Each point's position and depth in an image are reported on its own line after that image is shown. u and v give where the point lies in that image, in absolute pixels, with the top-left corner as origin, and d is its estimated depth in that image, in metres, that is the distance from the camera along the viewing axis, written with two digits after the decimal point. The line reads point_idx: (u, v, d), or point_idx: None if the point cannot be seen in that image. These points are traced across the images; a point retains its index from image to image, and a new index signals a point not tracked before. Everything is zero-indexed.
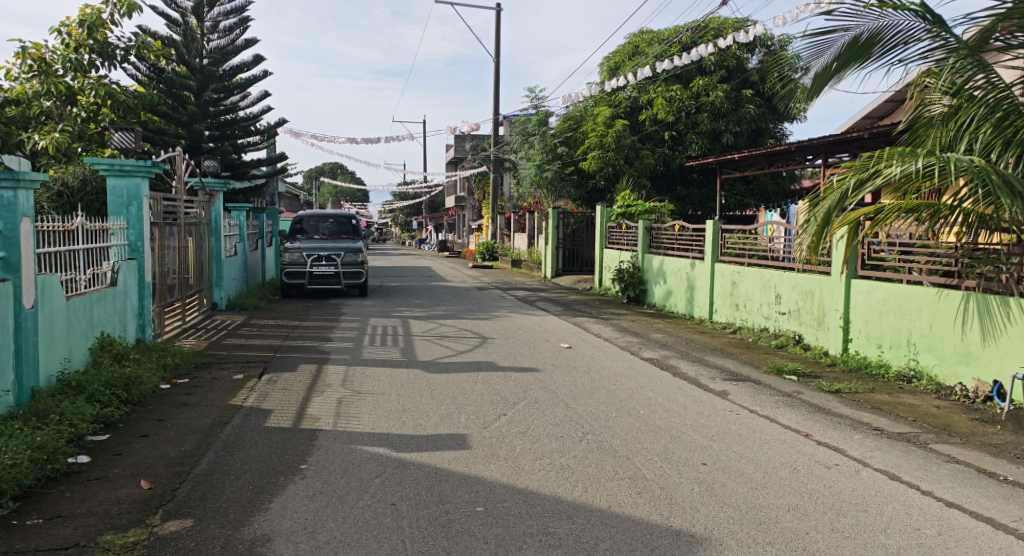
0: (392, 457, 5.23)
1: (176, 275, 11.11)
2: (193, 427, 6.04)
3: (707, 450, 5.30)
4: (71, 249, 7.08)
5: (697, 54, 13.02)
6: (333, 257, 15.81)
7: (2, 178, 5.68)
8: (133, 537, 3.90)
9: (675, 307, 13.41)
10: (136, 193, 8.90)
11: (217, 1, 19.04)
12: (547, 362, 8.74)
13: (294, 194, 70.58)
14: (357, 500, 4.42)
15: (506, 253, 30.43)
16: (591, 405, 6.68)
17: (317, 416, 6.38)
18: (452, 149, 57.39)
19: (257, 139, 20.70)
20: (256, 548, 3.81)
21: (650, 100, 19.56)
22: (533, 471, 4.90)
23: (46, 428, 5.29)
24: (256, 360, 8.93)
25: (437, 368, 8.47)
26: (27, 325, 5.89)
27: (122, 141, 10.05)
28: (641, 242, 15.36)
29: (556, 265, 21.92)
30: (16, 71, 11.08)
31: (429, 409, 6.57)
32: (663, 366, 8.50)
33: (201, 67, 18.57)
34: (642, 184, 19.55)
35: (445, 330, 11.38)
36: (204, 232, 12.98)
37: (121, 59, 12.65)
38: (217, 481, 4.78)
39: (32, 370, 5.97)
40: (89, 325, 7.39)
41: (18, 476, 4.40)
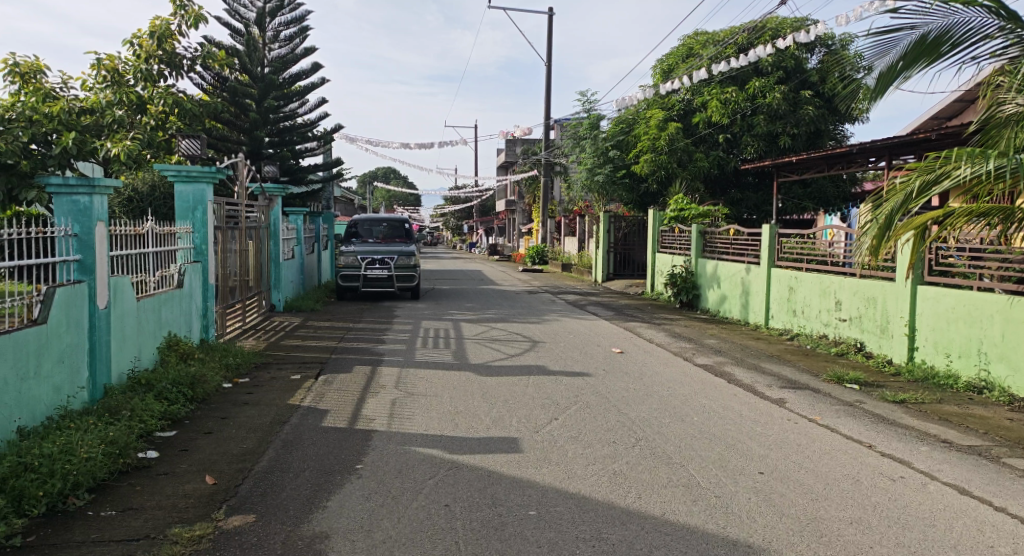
0: (445, 459, 5.30)
1: (237, 277, 11.44)
2: (253, 425, 6.22)
3: (765, 459, 5.23)
4: (141, 252, 7.38)
5: (755, 55, 12.74)
6: (387, 260, 16.07)
7: (78, 185, 5.94)
8: (199, 530, 4.03)
9: (729, 312, 13.22)
10: (201, 198, 9.19)
11: (279, 11, 19.59)
12: (599, 367, 8.71)
13: (349, 198, 71.90)
14: (413, 501, 4.49)
15: (556, 257, 30.39)
16: (644, 411, 6.63)
17: (371, 416, 6.51)
18: (503, 154, 57.59)
19: (315, 145, 21.15)
20: (315, 545, 3.90)
21: (704, 102, 19.32)
22: (585, 476, 4.90)
23: (118, 423, 5.52)
24: (313, 361, 9.14)
25: (489, 371, 8.54)
26: (101, 325, 6.17)
27: (189, 148, 10.41)
28: (694, 247, 15.21)
29: (607, 270, 21.82)
30: (90, 82, 11.60)
31: (481, 411, 6.62)
32: (716, 372, 8.39)
33: (263, 76, 19.14)
34: (695, 188, 19.38)
35: (496, 334, 11.44)
36: (263, 236, 13.35)
37: (188, 69, 13.09)
38: (277, 478, 4.92)
39: (105, 367, 6.25)
40: (157, 326, 7.68)
41: (93, 470, 4.60)
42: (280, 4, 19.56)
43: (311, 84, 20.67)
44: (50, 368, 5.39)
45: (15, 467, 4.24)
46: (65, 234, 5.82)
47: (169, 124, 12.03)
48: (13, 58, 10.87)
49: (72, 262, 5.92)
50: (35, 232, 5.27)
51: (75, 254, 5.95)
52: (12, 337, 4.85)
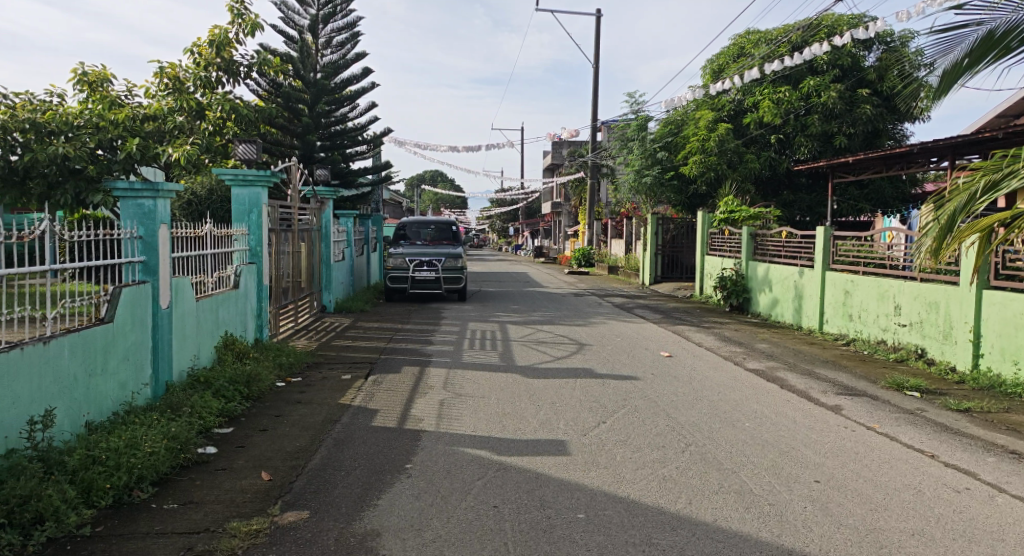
0: (494, 461, 5.32)
1: (290, 279, 11.69)
2: (306, 424, 6.34)
3: (821, 467, 5.12)
4: (201, 254, 7.60)
5: (810, 54, 12.46)
6: (435, 262, 16.22)
7: (143, 189, 6.14)
8: (256, 525, 4.14)
9: (782, 316, 12.97)
10: (256, 202, 9.41)
11: (331, 17, 19.99)
12: (647, 371, 8.65)
13: (397, 200, 72.86)
14: (462, 501, 4.53)
15: (603, 259, 30.26)
16: (694, 416, 6.55)
17: (420, 416, 6.59)
18: (549, 156, 57.60)
19: (365, 148, 21.48)
20: (367, 542, 3.97)
21: (756, 102, 19.03)
22: (634, 480, 4.87)
23: (179, 420, 5.71)
24: (363, 361, 9.29)
25: (536, 373, 8.55)
26: (163, 324, 6.40)
27: (245, 153, 10.69)
28: (744, 249, 14.99)
29: (654, 272, 21.64)
30: (153, 89, 11.99)
31: (529, 413, 6.64)
32: (769, 377, 8.23)
33: (315, 81, 19.54)
34: (746, 189, 19.07)
35: (543, 336, 11.44)
36: (315, 237, 13.62)
37: (245, 76, 13.40)
38: (329, 475, 5.02)
39: (167, 365, 6.47)
40: (215, 325, 7.90)
41: (157, 463, 4.76)
42: (332, 11, 19.97)
43: (362, 89, 21.02)
44: (116, 366, 5.60)
45: (84, 461, 4.41)
46: (132, 236, 6.04)
47: (226, 130, 12.32)
48: (81, 68, 11.31)
49: (138, 264, 6.13)
50: (103, 235, 5.46)
51: (140, 256, 6.17)
52: (81, 334, 5.05)
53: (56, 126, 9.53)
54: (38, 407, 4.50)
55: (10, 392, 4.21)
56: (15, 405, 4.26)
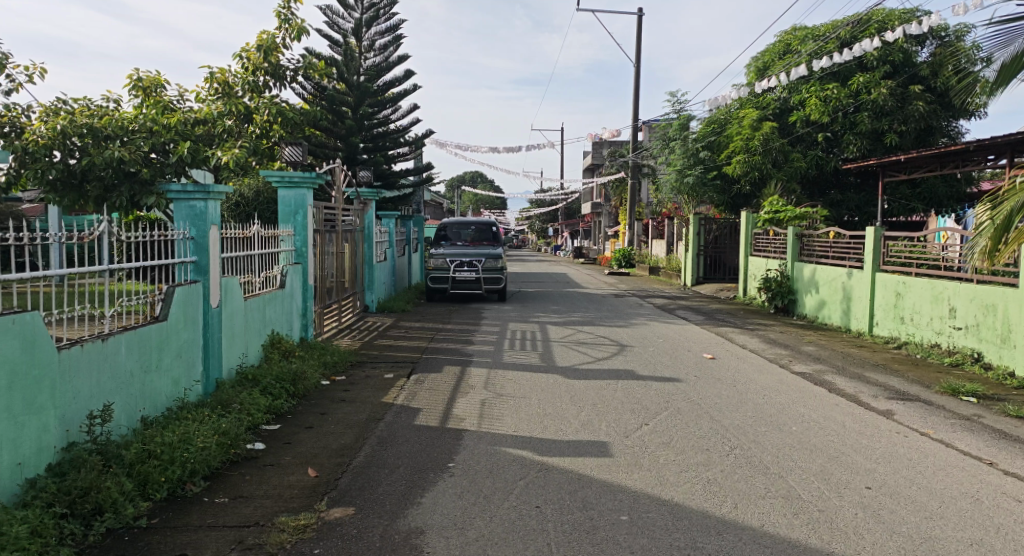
0: (536, 461, 5.33)
1: (334, 279, 11.88)
2: (350, 422, 6.43)
3: (872, 473, 5.01)
4: (248, 254, 7.77)
5: (860, 49, 12.16)
6: (475, 262, 16.29)
7: (194, 191, 6.29)
8: (303, 520, 4.22)
9: (829, 318, 12.71)
10: (302, 203, 9.58)
11: (374, 21, 20.29)
12: (690, 373, 8.55)
13: (436, 200, 73.42)
14: (505, 501, 4.55)
15: (643, 260, 30.02)
16: (738, 419, 6.47)
17: (462, 416, 6.63)
18: (589, 157, 57.37)
19: (406, 150, 21.67)
20: (412, 539, 4.02)
21: (802, 100, 18.71)
22: (678, 483, 4.83)
23: (229, 416, 5.85)
24: (405, 361, 9.38)
25: (577, 374, 8.53)
26: (213, 322, 6.56)
27: (291, 154, 10.87)
28: (790, 250, 14.74)
29: (697, 273, 21.37)
30: (204, 94, 12.28)
31: (571, 415, 6.63)
32: (816, 381, 8.07)
33: (359, 84, 19.81)
34: (791, 189, 18.74)
35: (583, 337, 11.42)
36: (358, 238, 13.81)
37: (291, 80, 13.64)
38: (374, 473, 5.08)
39: (218, 362, 6.64)
40: (262, 324, 8.07)
41: (209, 458, 4.88)
42: (375, 14, 20.26)
43: (404, 91, 21.24)
44: (170, 362, 5.77)
45: (140, 454, 4.55)
46: (183, 237, 6.19)
47: (273, 132, 12.54)
48: (136, 74, 11.66)
49: (189, 263, 6.29)
50: (156, 236, 5.60)
51: (191, 256, 6.31)
52: (137, 333, 5.21)
53: (112, 130, 9.95)
54: (97, 402, 4.65)
55: (71, 388, 4.36)
56: (76, 400, 4.41)
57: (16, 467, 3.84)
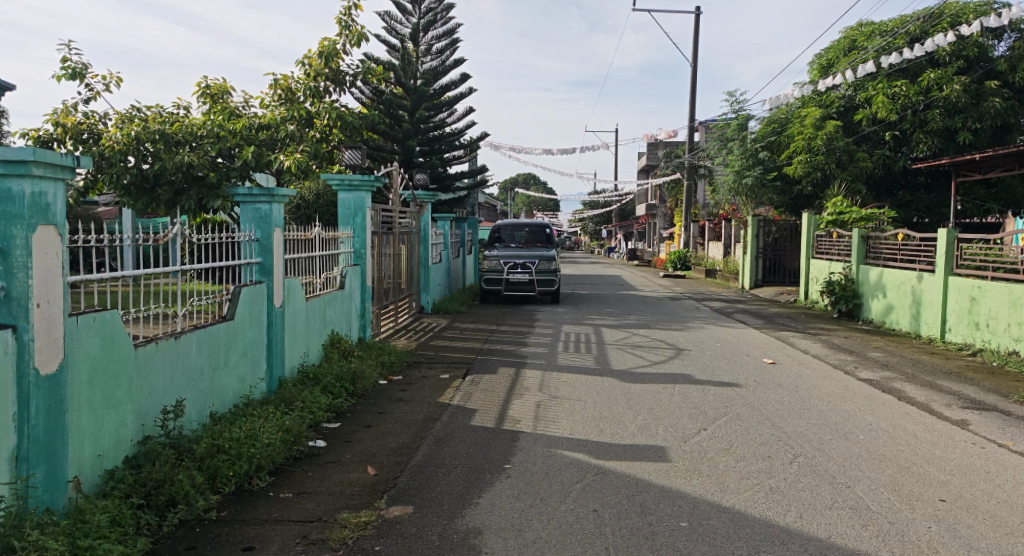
0: (592, 464, 5.30)
1: (391, 280, 12.04)
2: (408, 421, 6.51)
3: (946, 485, 4.82)
4: (310, 256, 7.93)
5: (934, 44, 11.71)
6: (529, 264, 16.29)
7: (260, 194, 6.46)
8: (364, 517, 4.28)
9: (897, 323, 12.29)
10: (361, 205, 9.72)
11: (432, 25, 20.51)
12: (750, 378, 8.37)
13: (490, 202, 73.75)
14: (561, 504, 4.53)
15: (700, 262, 29.56)
16: (801, 426, 6.31)
17: (518, 418, 6.64)
18: (644, 158, 56.76)
19: (461, 153, 21.80)
20: (469, 539, 4.04)
21: (868, 98, 18.14)
22: (740, 491, 4.74)
23: (292, 413, 5.99)
24: (460, 361, 9.46)
25: (633, 378, 8.45)
26: (277, 322, 6.73)
27: (351, 158, 11.07)
28: (855, 253, 14.30)
29: (755, 276, 20.84)
30: (268, 100, 12.62)
31: (627, 418, 6.57)
32: (884, 388, 7.82)
33: (415, 88, 20.07)
34: (856, 190, 18.20)
35: (639, 340, 11.31)
36: (414, 240, 13.97)
37: (351, 85, 13.86)
38: (432, 472, 5.13)
39: (280, 361, 6.81)
40: (322, 324, 8.25)
41: (274, 455, 5.01)
42: (432, 19, 20.49)
43: (460, 94, 21.41)
44: (237, 360, 5.95)
45: (210, 449, 4.70)
46: (249, 239, 6.36)
47: (332, 136, 12.76)
48: (205, 82, 12.07)
49: (254, 264, 6.47)
50: (223, 238, 5.78)
51: (257, 257, 6.49)
52: (206, 331, 5.39)
53: (182, 136, 10.35)
54: (170, 398, 4.84)
55: (147, 384, 4.54)
56: (151, 396, 4.59)
57: (96, 458, 4.01)
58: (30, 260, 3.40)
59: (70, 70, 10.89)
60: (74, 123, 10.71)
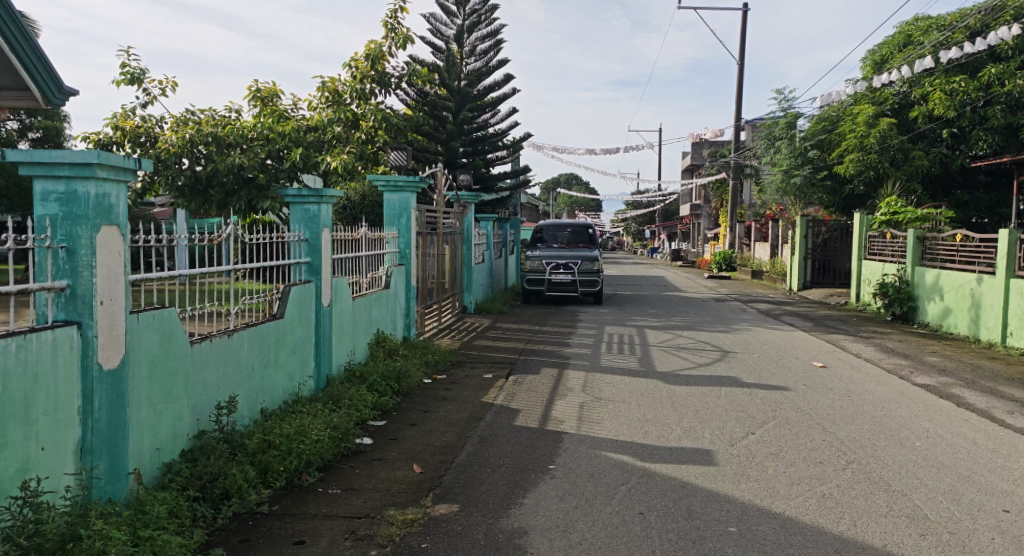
0: (638, 467, 5.26)
1: (434, 280, 12.12)
2: (452, 421, 6.54)
3: (1009, 495, 4.65)
4: (356, 256, 8.03)
5: (996, 38, 11.31)
6: (571, 265, 16.22)
7: (309, 195, 6.56)
8: (411, 514, 4.32)
9: (955, 327, 11.92)
10: (405, 206, 9.81)
11: (476, 26, 20.63)
12: (799, 382, 8.21)
13: (532, 202, 73.75)
14: (607, 506, 4.51)
15: (746, 263, 29.07)
16: (853, 431, 6.16)
17: (561, 419, 6.62)
18: (688, 157, 56.10)
19: (505, 153, 21.83)
20: (515, 539, 4.05)
21: (925, 94, 17.60)
22: (790, 496, 4.65)
23: (339, 411, 6.08)
24: (503, 361, 9.48)
25: (678, 380, 8.36)
26: (324, 321, 6.84)
27: (396, 159, 11.18)
28: (910, 254, 13.92)
29: (803, 277, 20.41)
30: (316, 102, 12.82)
31: (672, 420, 6.51)
32: (941, 393, 7.59)
33: (459, 89, 20.18)
34: (911, 189, 17.71)
35: (683, 341, 11.19)
36: (458, 240, 14.03)
37: (396, 86, 13.99)
38: (476, 471, 5.16)
39: (328, 359, 6.92)
40: (368, 323, 8.36)
41: (322, 451, 5.08)
42: (477, 20, 20.58)
43: (504, 94, 21.47)
44: (286, 358, 6.06)
45: (262, 444, 4.80)
46: (298, 239, 6.47)
47: (377, 138, 12.88)
48: (256, 85, 12.32)
49: (303, 264, 6.58)
50: (273, 238, 5.90)
51: (305, 257, 6.60)
52: (258, 329, 5.51)
53: (233, 138, 10.60)
54: (223, 394, 4.96)
55: (202, 380, 4.66)
56: (206, 391, 4.71)
57: (154, 452, 4.14)
58: (95, 260, 3.51)
59: (128, 76, 11.23)
60: (132, 127, 11.05)
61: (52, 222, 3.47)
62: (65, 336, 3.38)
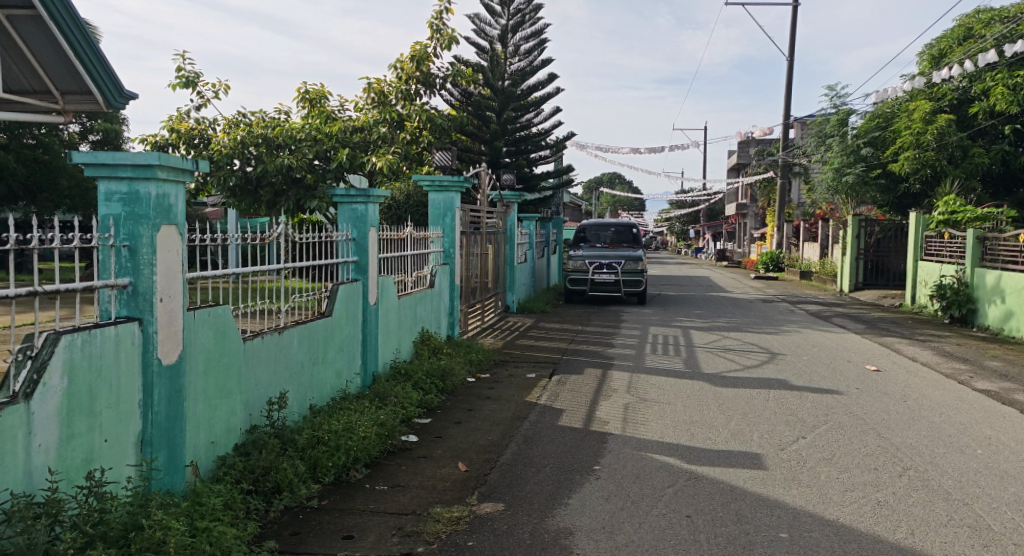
0: (684, 469, 5.20)
1: (478, 280, 12.17)
2: (497, 420, 6.56)
3: None
4: (401, 255, 8.13)
5: None
6: (615, 265, 16.11)
7: (356, 195, 6.65)
8: (457, 512, 4.35)
9: (1017, 331, 11.50)
10: (450, 206, 9.86)
11: (520, 26, 20.65)
12: (851, 385, 8.01)
13: (574, 202, 73.52)
14: (653, 508, 4.47)
15: (794, 264, 28.49)
16: (910, 437, 5.99)
17: (606, 419, 6.58)
18: (735, 156, 55.23)
19: (548, 153, 21.82)
20: (560, 539, 4.04)
21: (985, 89, 17.01)
22: (843, 503, 4.54)
23: (386, 408, 6.15)
24: (546, 361, 9.47)
25: (725, 382, 8.24)
26: (371, 319, 6.92)
27: (441, 160, 11.24)
28: (969, 254, 13.51)
29: (855, 278, 19.91)
30: (362, 103, 13.00)
31: (719, 423, 6.43)
32: (1003, 400, 7.33)
33: (503, 89, 20.23)
34: (971, 188, 17.20)
35: (730, 343, 11.02)
36: (501, 240, 14.07)
37: (441, 86, 14.07)
38: (521, 471, 5.16)
39: (374, 356, 7.00)
40: (413, 322, 8.43)
41: (369, 448, 5.14)
42: (521, 20, 20.62)
43: (547, 94, 21.44)
44: (334, 356, 6.16)
45: (311, 440, 4.88)
46: (346, 239, 6.57)
47: (422, 138, 12.98)
48: (304, 87, 12.55)
49: (351, 263, 6.67)
50: (322, 238, 5.99)
51: (353, 256, 6.69)
52: (307, 327, 5.61)
53: (282, 140, 10.83)
54: (274, 390, 5.06)
55: (255, 376, 4.77)
56: (258, 386, 4.82)
57: (209, 445, 4.25)
58: (155, 259, 3.61)
59: (183, 79, 11.53)
60: (187, 129, 11.38)
61: (115, 221, 3.56)
62: (127, 332, 3.49)
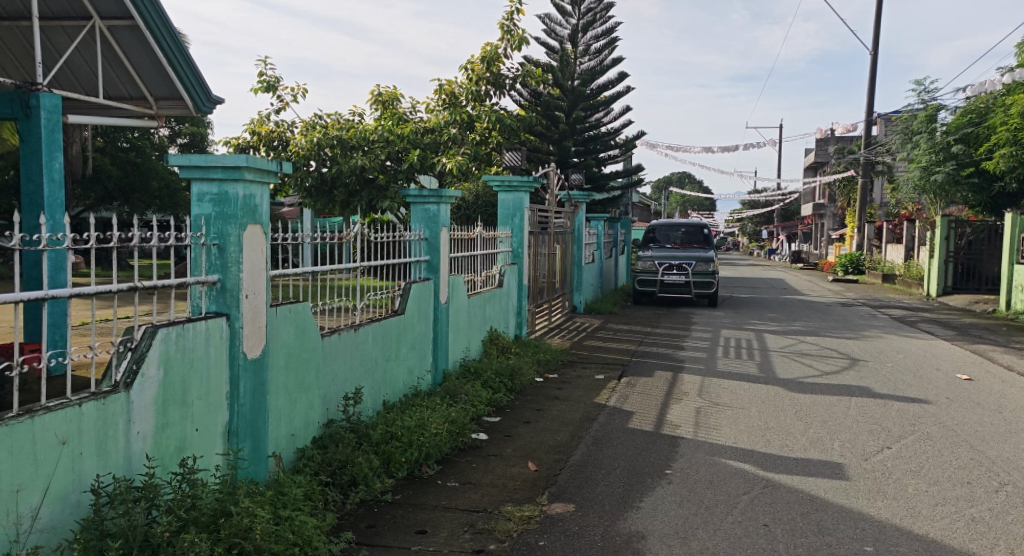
0: (760, 476, 5.07)
1: (546, 280, 12.18)
2: (566, 420, 6.55)
3: None
4: (471, 254, 8.20)
5: None
6: (685, 265, 15.84)
7: (428, 195, 6.75)
8: (528, 511, 4.36)
9: None
10: (519, 206, 9.89)
11: (591, 25, 20.57)
12: (940, 395, 7.65)
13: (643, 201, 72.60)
14: (727, 515, 4.38)
15: (876, 266, 27.40)
16: (1005, 451, 5.69)
17: (677, 423, 6.49)
18: (813, 154, 53.48)
19: (618, 152, 21.65)
20: (633, 543, 4.00)
21: None
22: (934, 518, 4.35)
23: (456, 406, 6.22)
24: (615, 362, 9.40)
25: (801, 387, 8.00)
26: (442, 318, 7.01)
27: (511, 160, 11.27)
28: None
29: (942, 282, 19.08)
30: (433, 105, 13.18)
31: (796, 430, 6.25)
32: None
33: (572, 88, 20.16)
34: None
35: (807, 347, 10.68)
36: (569, 240, 14.05)
37: (510, 87, 14.11)
38: (591, 472, 5.14)
39: (444, 354, 7.09)
40: (482, 320, 8.51)
41: (441, 444, 5.21)
42: (592, 19, 20.52)
43: (617, 92, 21.28)
44: (406, 353, 6.27)
45: (385, 435, 4.98)
46: (418, 238, 6.67)
47: (491, 139, 13.03)
48: (378, 89, 12.81)
49: (423, 262, 6.78)
50: (394, 238, 6.10)
51: (425, 256, 6.80)
52: (381, 324, 5.73)
53: (356, 141, 11.10)
54: (350, 385, 5.18)
55: (332, 372, 4.90)
56: (335, 382, 4.95)
57: (290, 437, 4.39)
58: (242, 257, 3.77)
59: (264, 84, 11.94)
60: (267, 132, 11.81)
61: (206, 221, 3.71)
62: (216, 327, 3.64)
